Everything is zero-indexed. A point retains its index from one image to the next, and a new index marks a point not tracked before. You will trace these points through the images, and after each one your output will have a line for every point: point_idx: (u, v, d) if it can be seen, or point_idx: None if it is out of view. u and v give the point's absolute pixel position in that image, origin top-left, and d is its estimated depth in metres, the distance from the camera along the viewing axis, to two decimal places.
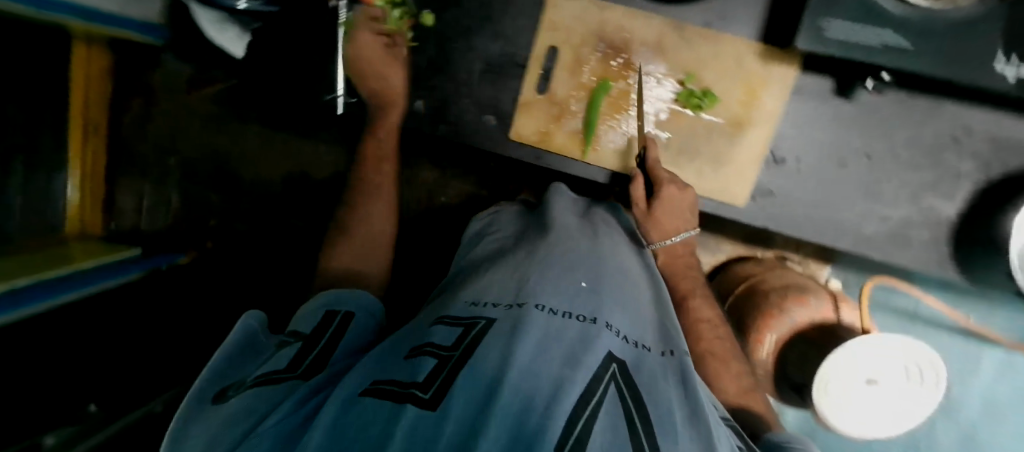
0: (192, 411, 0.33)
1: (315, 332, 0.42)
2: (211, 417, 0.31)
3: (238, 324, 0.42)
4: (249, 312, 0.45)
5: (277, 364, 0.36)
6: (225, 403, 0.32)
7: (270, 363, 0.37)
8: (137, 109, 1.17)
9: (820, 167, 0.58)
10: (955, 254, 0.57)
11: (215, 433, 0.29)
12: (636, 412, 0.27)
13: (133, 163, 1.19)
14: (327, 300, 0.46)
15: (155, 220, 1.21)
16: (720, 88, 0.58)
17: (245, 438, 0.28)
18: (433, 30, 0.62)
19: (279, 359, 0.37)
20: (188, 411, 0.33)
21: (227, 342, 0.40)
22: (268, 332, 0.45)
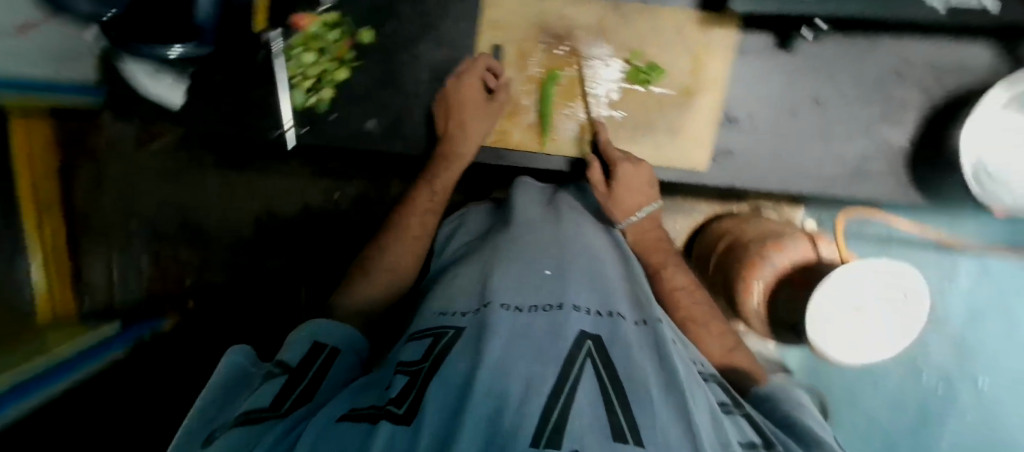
0: None
1: (302, 365, 0.38)
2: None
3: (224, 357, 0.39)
4: (232, 347, 0.41)
5: (263, 399, 0.33)
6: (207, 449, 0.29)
7: (254, 398, 0.33)
8: (89, 175, 1.12)
9: (773, 119, 0.59)
10: (912, 180, 0.59)
11: None
12: (612, 389, 0.30)
13: (95, 231, 1.15)
14: (314, 329, 0.43)
15: (130, 287, 1.17)
16: (666, 60, 0.59)
17: None
18: (374, 45, 0.61)
19: (262, 394, 0.33)
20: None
21: (208, 381, 0.37)
22: (257, 363, 0.41)
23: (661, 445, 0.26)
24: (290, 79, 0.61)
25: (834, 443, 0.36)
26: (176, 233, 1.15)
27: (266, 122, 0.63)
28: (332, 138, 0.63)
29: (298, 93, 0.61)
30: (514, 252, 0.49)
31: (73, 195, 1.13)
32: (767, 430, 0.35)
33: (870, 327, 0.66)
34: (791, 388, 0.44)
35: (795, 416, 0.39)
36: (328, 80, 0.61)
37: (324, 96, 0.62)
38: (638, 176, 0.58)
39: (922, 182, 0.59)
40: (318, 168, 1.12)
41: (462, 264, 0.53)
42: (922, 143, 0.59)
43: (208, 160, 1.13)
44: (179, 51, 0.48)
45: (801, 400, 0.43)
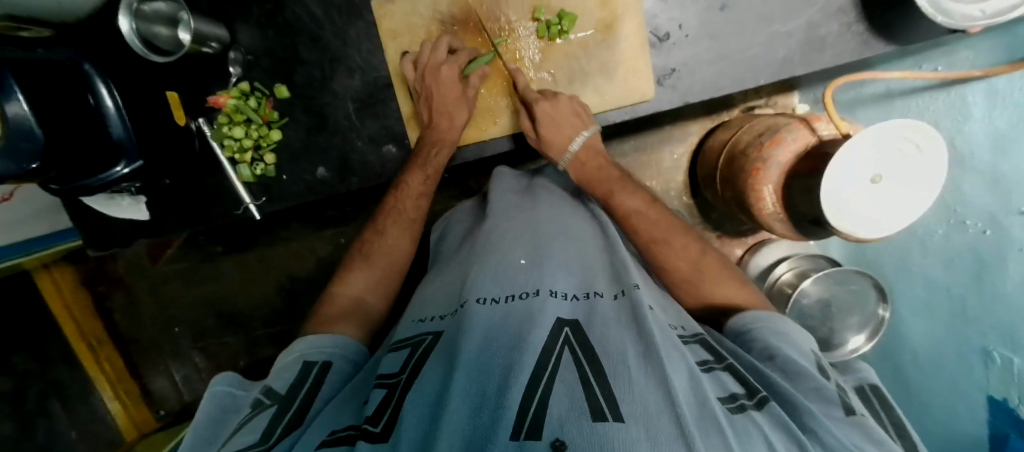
0: None
1: (290, 392, 0.39)
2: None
3: (208, 393, 0.41)
4: (221, 376, 0.44)
5: (252, 432, 0.34)
6: None
7: (242, 434, 0.34)
8: (120, 301, 1.19)
9: (701, 20, 0.56)
10: (872, 30, 0.55)
11: None
12: (589, 367, 0.29)
13: (144, 348, 1.21)
14: (304, 349, 0.45)
15: (194, 386, 1.22)
16: (573, 3, 0.56)
17: None
18: (294, 97, 0.62)
19: (248, 430, 0.35)
20: None
21: (197, 420, 0.39)
22: (248, 384, 0.44)
23: (642, 414, 0.24)
24: (230, 158, 0.62)
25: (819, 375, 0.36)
26: (216, 327, 1.20)
27: (228, 203, 0.65)
28: (293, 196, 0.65)
29: (243, 168, 0.62)
30: (488, 246, 0.49)
31: (115, 323, 1.19)
32: (750, 378, 0.35)
33: (885, 190, 0.61)
34: (769, 314, 0.44)
35: (775, 349, 0.39)
36: (266, 145, 0.63)
37: (267, 162, 0.63)
38: (562, 109, 0.57)
39: (883, 28, 0.54)
40: (316, 222, 1.13)
41: (439, 273, 0.54)
42: None
43: (216, 250, 1.16)
44: (123, 171, 0.48)
45: (783, 328, 0.42)
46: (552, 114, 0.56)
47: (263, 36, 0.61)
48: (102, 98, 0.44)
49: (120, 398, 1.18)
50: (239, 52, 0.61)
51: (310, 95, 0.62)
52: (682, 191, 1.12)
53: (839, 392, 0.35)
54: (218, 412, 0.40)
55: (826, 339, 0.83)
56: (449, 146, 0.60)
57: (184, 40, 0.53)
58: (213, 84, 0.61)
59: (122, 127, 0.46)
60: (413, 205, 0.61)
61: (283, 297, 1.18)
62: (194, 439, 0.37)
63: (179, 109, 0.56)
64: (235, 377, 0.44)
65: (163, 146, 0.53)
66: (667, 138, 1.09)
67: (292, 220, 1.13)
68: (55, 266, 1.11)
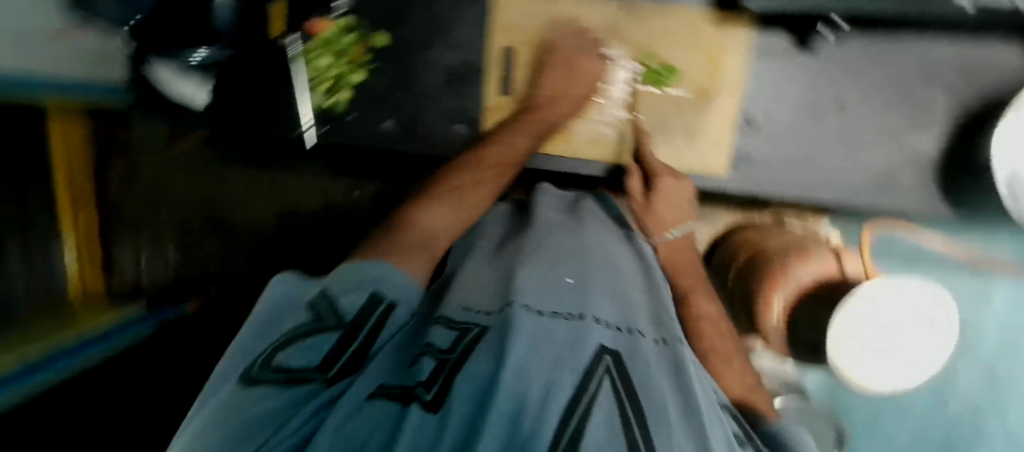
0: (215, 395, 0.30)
1: (355, 321, 0.34)
2: (235, 403, 0.28)
3: (271, 286, 0.38)
4: (282, 273, 0.41)
5: (310, 356, 0.32)
6: (252, 389, 0.29)
7: (295, 355, 0.31)
8: (122, 169, 1.17)
9: (792, 123, 0.58)
10: (941, 191, 0.57)
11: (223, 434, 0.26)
12: (630, 406, 0.29)
13: (125, 221, 1.19)
14: (374, 275, 0.38)
15: (155, 273, 1.20)
16: (681, 61, 0.58)
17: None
18: (389, 48, 0.62)
19: (304, 355, 0.31)
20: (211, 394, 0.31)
21: (256, 311, 0.36)
22: (308, 284, 0.40)
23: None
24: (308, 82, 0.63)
25: None
26: (200, 227, 1.21)
27: (287, 123, 0.65)
28: (349, 137, 0.65)
29: (316, 94, 0.63)
30: (538, 253, 0.49)
31: (105, 185, 1.17)
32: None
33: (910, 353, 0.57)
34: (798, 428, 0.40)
35: None
36: (344, 82, 0.63)
37: (340, 98, 0.63)
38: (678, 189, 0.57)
39: (951, 192, 0.57)
40: (338, 168, 1.13)
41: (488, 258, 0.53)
42: (951, 151, 0.56)
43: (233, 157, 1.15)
44: (202, 54, 0.55)
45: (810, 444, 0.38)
46: (670, 190, 0.56)
47: None
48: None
49: None
50: None
51: (405, 51, 0.62)
52: None
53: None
54: (280, 306, 0.36)
55: None
56: (545, 124, 0.57)
57: None
58: (318, 7, 0.62)
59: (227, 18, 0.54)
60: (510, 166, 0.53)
61: (278, 223, 1.19)
62: (251, 329, 0.35)
63: None
64: (296, 276, 0.41)
65: None
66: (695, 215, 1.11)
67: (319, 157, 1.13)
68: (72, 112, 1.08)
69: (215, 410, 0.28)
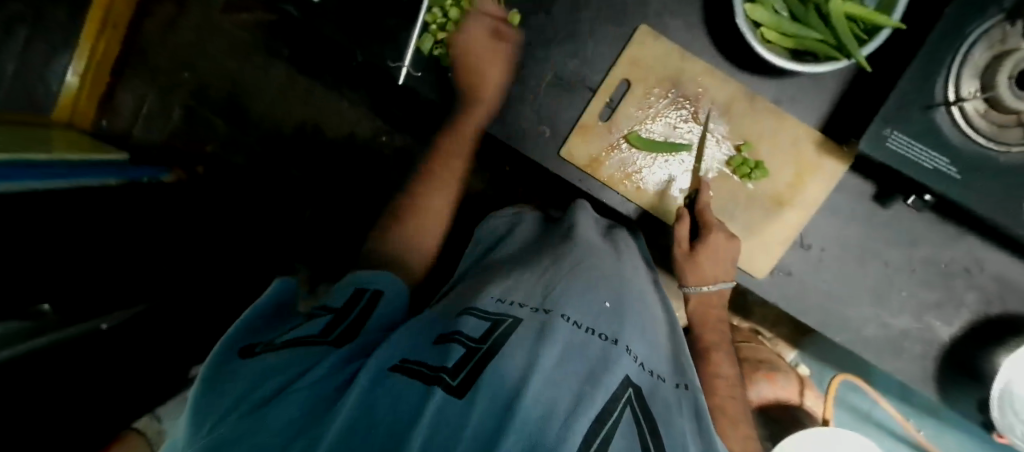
0: (224, 358, 0.33)
1: (344, 307, 0.41)
2: (242, 367, 0.32)
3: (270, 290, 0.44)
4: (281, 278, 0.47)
5: (309, 329, 0.37)
6: (257, 358, 0.33)
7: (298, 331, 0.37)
8: (166, 13, 1.13)
9: (841, 260, 0.61)
10: (939, 375, 0.61)
11: (242, 387, 0.29)
12: (649, 446, 0.29)
13: (145, 64, 1.16)
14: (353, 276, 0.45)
15: (151, 130, 1.18)
16: (774, 164, 0.61)
17: (284, 393, 0.29)
18: (518, 30, 0.61)
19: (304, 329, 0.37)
20: (218, 358, 0.33)
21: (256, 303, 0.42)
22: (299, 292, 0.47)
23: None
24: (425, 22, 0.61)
25: None
26: (218, 101, 1.16)
27: (388, 51, 0.61)
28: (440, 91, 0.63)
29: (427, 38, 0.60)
30: (579, 266, 0.49)
31: (142, 25, 1.14)
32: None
33: None
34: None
35: None
36: (461, 40, 0.62)
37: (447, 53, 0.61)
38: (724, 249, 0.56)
39: (947, 380, 0.60)
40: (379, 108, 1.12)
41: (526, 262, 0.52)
42: (961, 344, 0.60)
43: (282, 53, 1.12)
44: None
45: None
46: (716, 247, 0.56)
47: None
48: None
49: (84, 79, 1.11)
50: None
51: (528, 36, 0.62)
52: None
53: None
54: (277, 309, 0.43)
55: None
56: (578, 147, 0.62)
57: None
58: None
59: None
60: None
61: (295, 132, 1.15)
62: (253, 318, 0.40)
63: None
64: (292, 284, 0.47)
65: None
66: None
67: None
68: None
69: (217, 373, 0.31)
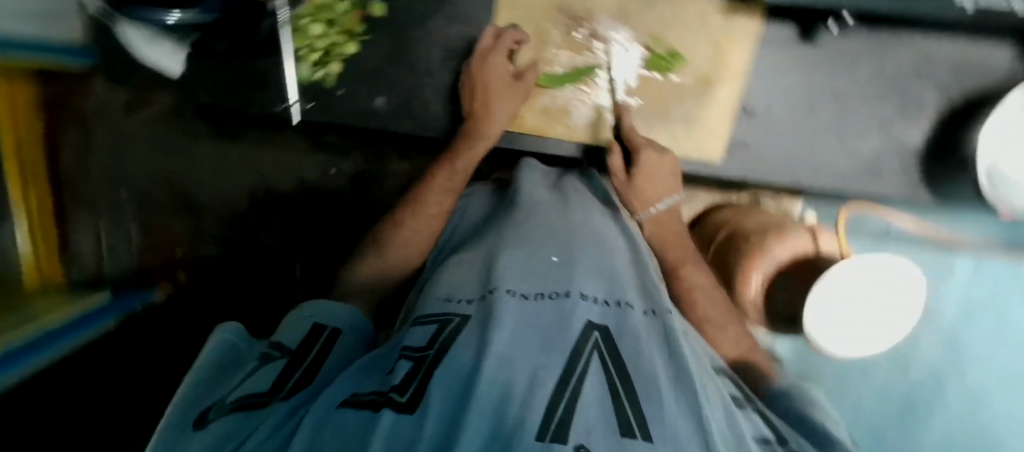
0: (168, 436, 0.28)
1: (300, 348, 0.40)
2: (191, 442, 0.27)
3: (214, 338, 0.39)
4: (225, 326, 0.42)
5: (256, 387, 0.33)
6: (203, 428, 0.29)
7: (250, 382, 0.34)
8: (75, 140, 1.10)
9: (791, 111, 0.59)
10: (924, 180, 0.60)
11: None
12: (620, 381, 0.30)
13: (84, 200, 1.13)
14: (310, 313, 0.45)
15: (120, 258, 1.17)
16: (687, 48, 0.58)
17: None
18: (384, 20, 0.58)
19: (259, 379, 0.34)
20: (165, 430, 0.29)
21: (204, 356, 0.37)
22: (251, 341, 0.42)
23: (669, 438, 0.26)
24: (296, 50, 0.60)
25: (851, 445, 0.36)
26: (167, 204, 1.14)
27: (272, 95, 0.62)
28: (340, 113, 0.62)
29: (304, 66, 0.60)
30: (520, 238, 0.50)
31: (59, 163, 1.11)
32: (778, 423, 0.33)
33: (869, 317, 0.66)
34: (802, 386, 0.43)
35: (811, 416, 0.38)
36: (336, 53, 0.60)
37: (330, 71, 0.60)
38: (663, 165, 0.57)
39: (932, 183, 0.60)
40: (315, 142, 1.09)
41: (464, 249, 0.52)
42: (935, 142, 0.59)
43: (202, 130, 1.10)
44: None
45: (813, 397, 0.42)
46: (653, 166, 0.56)
47: None
48: None
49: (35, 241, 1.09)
50: None
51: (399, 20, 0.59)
52: None
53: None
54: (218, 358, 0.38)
55: None
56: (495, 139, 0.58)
57: None
58: None
59: None
60: (461, 172, 0.58)
61: (251, 203, 1.13)
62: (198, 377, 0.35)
63: None
64: (240, 330, 0.42)
65: None
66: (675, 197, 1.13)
67: (292, 129, 1.08)
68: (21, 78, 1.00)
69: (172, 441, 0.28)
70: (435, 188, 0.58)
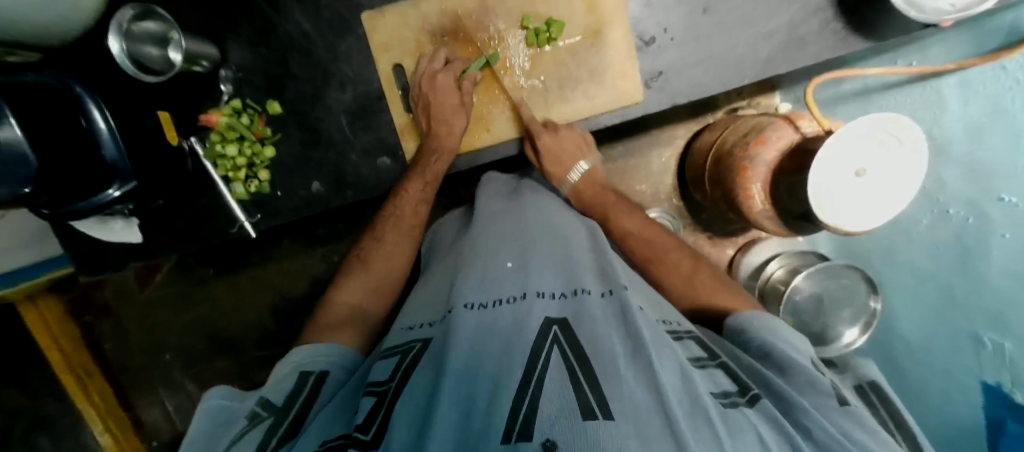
0: None
1: (286, 403, 0.41)
2: None
3: (203, 409, 0.42)
4: (214, 389, 0.44)
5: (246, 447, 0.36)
6: None
7: (239, 447, 0.36)
8: (108, 329, 1.18)
9: (685, 23, 0.58)
10: (851, 26, 0.57)
11: None
12: (579, 366, 0.30)
13: (137, 376, 1.21)
14: (301, 360, 0.47)
15: (187, 415, 1.22)
16: (560, 12, 0.59)
17: None
18: (285, 114, 0.65)
19: (246, 444, 0.36)
20: None
21: (196, 429, 0.41)
22: (241, 393, 0.45)
23: (630, 413, 0.25)
24: (224, 176, 0.64)
25: (811, 368, 0.40)
26: (208, 351, 1.20)
27: (222, 222, 0.67)
28: (288, 211, 0.68)
29: (237, 185, 0.64)
30: (478, 251, 0.51)
31: (103, 353, 1.19)
32: (741, 374, 0.37)
33: (869, 183, 0.61)
34: (762, 314, 0.48)
35: (771, 346, 0.42)
36: (259, 162, 0.65)
37: (261, 179, 0.66)
38: (565, 143, 0.62)
39: (860, 25, 0.57)
40: (308, 240, 1.13)
41: (433, 275, 0.56)
42: None
43: (207, 272, 1.16)
44: (116, 193, 0.50)
45: (775, 325, 0.46)
46: (555, 145, 0.61)
47: (253, 53, 0.63)
48: (93, 120, 0.47)
49: (110, 430, 1.18)
50: (230, 70, 0.63)
51: (304, 109, 0.64)
52: (671, 193, 1.14)
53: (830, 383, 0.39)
54: (211, 426, 0.41)
55: (821, 334, 0.85)
56: (449, 152, 0.62)
57: (173, 58, 0.56)
58: (203, 102, 0.64)
59: (116, 149, 0.48)
60: (412, 212, 0.64)
61: (276, 318, 1.17)
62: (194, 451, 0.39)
63: (170, 128, 0.58)
64: (228, 389, 0.44)
65: (155, 168, 0.55)
66: (653, 143, 1.11)
67: (284, 239, 1.13)
68: (40, 297, 1.12)
69: None
70: (409, 197, 0.63)
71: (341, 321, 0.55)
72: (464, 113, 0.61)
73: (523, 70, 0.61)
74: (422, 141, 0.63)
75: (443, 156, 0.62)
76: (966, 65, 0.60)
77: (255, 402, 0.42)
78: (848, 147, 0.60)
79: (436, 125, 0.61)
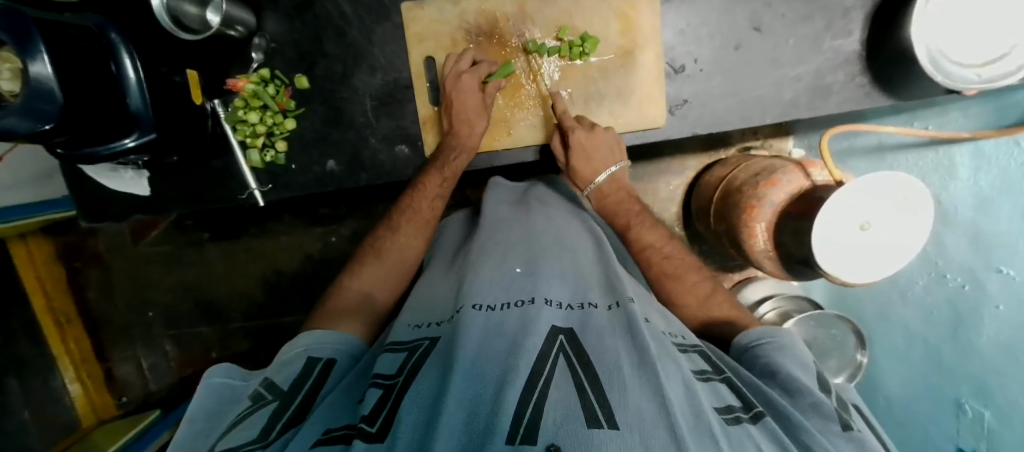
0: None
1: (292, 388, 0.43)
2: None
3: (204, 387, 0.45)
4: (217, 368, 0.47)
5: (251, 428, 0.37)
6: None
7: (244, 427, 0.38)
8: (96, 279, 1.18)
9: (717, 56, 0.59)
10: (877, 82, 0.58)
11: None
12: (584, 376, 0.31)
13: (117, 329, 1.20)
14: (309, 343, 0.49)
15: (161, 374, 1.21)
16: (595, 29, 0.60)
17: None
18: (312, 89, 0.65)
19: (252, 424, 0.38)
20: None
21: (201, 410, 0.43)
22: (245, 376, 0.48)
23: (636, 422, 0.26)
24: (241, 141, 0.65)
25: (817, 391, 0.40)
26: (193, 314, 1.19)
27: (233, 187, 0.68)
28: (299, 186, 0.68)
29: (253, 153, 0.65)
30: (487, 254, 0.52)
31: (87, 301, 1.19)
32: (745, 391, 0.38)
33: (872, 241, 0.62)
34: (772, 331, 0.49)
35: (777, 365, 0.43)
36: (279, 132, 0.65)
37: (278, 150, 0.66)
38: (596, 139, 0.61)
39: (886, 82, 0.58)
40: (309, 218, 1.13)
41: (440, 272, 0.58)
42: (873, 42, 0.57)
43: (203, 237, 1.16)
44: (130, 144, 0.51)
45: (785, 343, 0.47)
46: (585, 141, 0.61)
47: (289, 26, 0.64)
48: (124, 67, 0.47)
49: (82, 380, 1.16)
50: (264, 39, 0.64)
51: (329, 87, 0.65)
52: (675, 221, 1.14)
53: (835, 407, 0.39)
54: (219, 405, 0.43)
55: None
56: (468, 152, 0.63)
57: (210, 21, 0.58)
58: (231, 67, 0.64)
59: (141, 100, 0.49)
60: (428, 208, 0.65)
61: (266, 290, 1.17)
62: (196, 433, 0.40)
63: (197, 88, 0.59)
64: (231, 367, 0.48)
65: (176, 122, 0.55)
66: (663, 170, 1.12)
67: (286, 213, 1.13)
68: (32, 237, 1.09)
69: None
70: (427, 194, 0.65)
71: (354, 313, 0.56)
72: (485, 115, 0.62)
73: (548, 76, 0.62)
74: (442, 139, 0.64)
75: (463, 156, 0.62)
76: (980, 136, 0.61)
77: (259, 382, 0.44)
78: (861, 200, 0.61)
79: (457, 125, 0.62)
